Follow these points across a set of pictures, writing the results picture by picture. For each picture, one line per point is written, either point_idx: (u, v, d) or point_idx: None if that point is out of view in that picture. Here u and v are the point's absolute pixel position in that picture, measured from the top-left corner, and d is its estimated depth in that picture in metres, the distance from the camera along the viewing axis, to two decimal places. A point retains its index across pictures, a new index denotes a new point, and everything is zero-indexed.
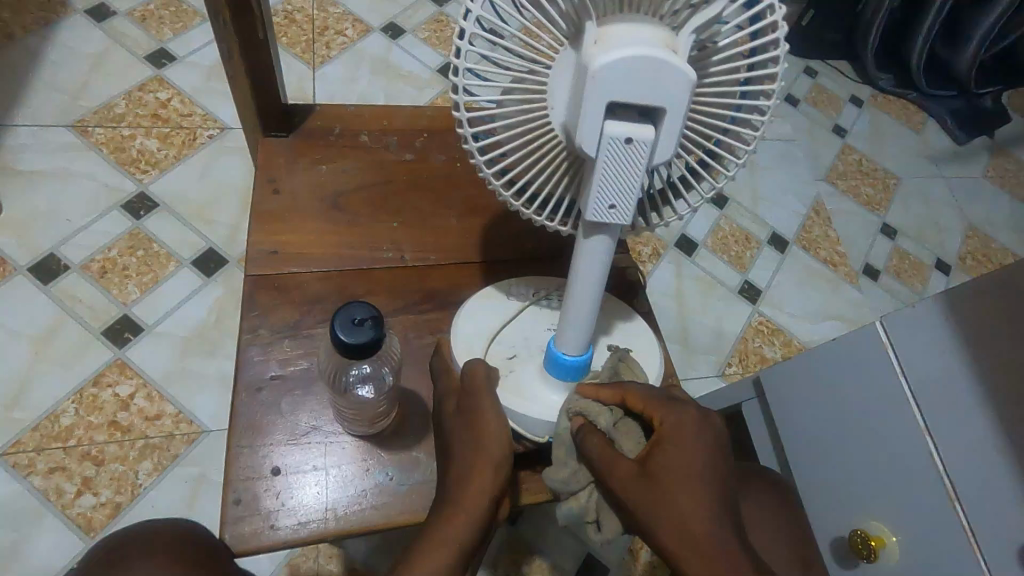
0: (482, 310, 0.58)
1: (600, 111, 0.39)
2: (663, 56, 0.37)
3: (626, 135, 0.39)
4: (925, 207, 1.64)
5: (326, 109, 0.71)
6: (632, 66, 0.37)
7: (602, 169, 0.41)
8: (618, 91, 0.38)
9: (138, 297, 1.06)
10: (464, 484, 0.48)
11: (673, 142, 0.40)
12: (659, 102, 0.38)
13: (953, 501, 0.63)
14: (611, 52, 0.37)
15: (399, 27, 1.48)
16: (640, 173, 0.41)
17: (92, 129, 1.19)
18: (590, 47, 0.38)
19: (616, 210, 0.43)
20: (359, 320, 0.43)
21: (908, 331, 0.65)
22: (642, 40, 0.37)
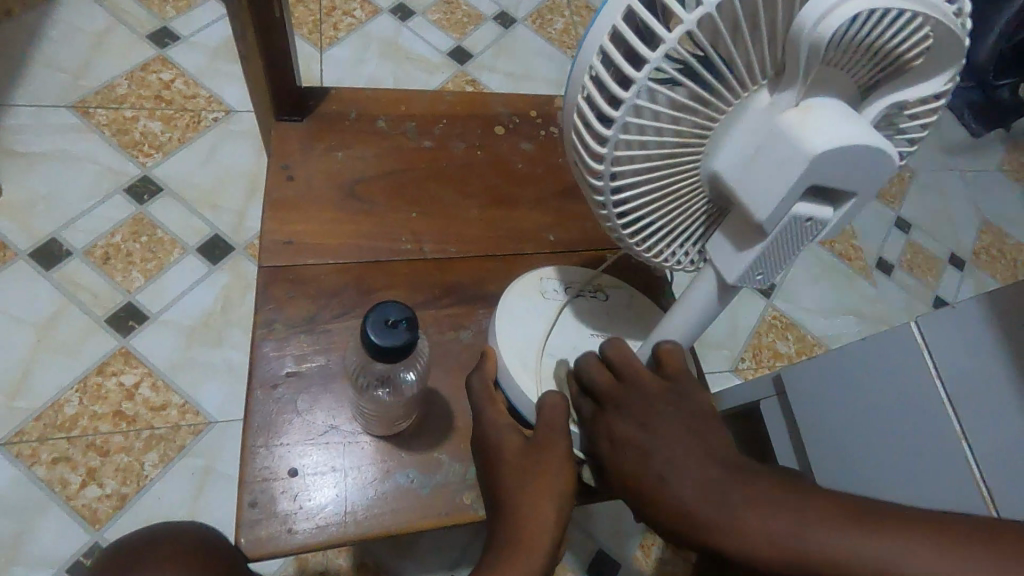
0: (531, 314, 0.57)
1: (799, 194, 0.38)
2: (877, 143, 0.36)
3: (809, 215, 0.40)
4: (941, 200, 1.62)
5: (341, 93, 0.68)
6: (849, 153, 0.36)
7: (769, 239, 0.41)
8: (820, 176, 0.37)
9: (142, 284, 1.04)
10: (523, 522, 0.44)
11: (837, 218, 0.42)
12: (851, 187, 0.39)
13: (989, 508, 0.59)
14: (828, 133, 0.35)
15: (409, 9, 1.44)
16: (801, 241, 0.43)
17: (94, 110, 1.16)
18: (794, 119, 0.36)
19: (762, 276, 0.45)
20: (393, 322, 0.41)
21: (946, 334, 0.62)
22: (848, 118, 0.36)
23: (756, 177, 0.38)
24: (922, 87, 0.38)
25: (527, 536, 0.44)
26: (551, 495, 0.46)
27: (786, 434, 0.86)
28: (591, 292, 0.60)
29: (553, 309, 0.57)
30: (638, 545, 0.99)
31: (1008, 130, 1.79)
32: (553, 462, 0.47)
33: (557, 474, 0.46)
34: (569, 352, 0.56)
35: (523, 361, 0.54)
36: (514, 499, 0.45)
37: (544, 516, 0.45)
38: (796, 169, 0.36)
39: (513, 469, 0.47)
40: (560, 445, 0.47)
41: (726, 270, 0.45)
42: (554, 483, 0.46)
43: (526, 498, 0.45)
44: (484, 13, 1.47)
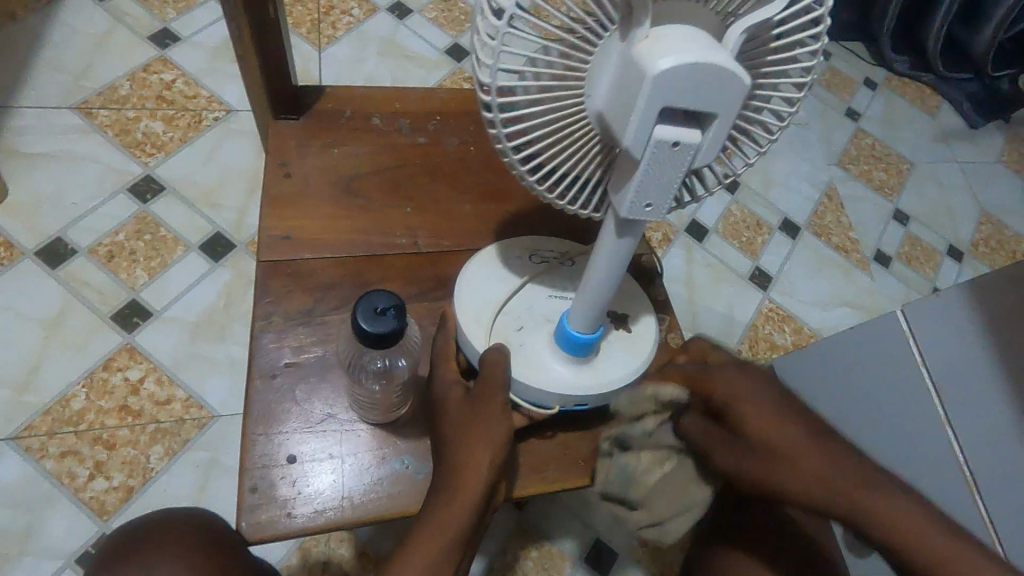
0: (491, 275, 0.58)
1: (652, 113, 0.37)
2: (721, 58, 0.36)
3: (675, 138, 0.39)
4: (939, 192, 1.62)
5: (336, 91, 0.69)
6: (691, 71, 0.36)
7: (644, 166, 0.40)
8: (670, 97, 0.37)
9: (146, 281, 1.06)
10: (459, 473, 0.49)
11: (714, 148, 0.40)
12: (711, 106, 0.38)
13: (972, 491, 0.60)
14: (668, 54, 0.36)
15: (406, 7, 1.45)
16: (680, 173, 0.41)
17: (97, 111, 1.17)
18: (642, 46, 0.37)
19: (652, 208, 0.43)
20: (381, 309, 0.42)
21: (932, 325, 0.62)
22: (699, 43, 0.37)
23: (623, 105, 0.39)
24: (771, 6, 0.38)
25: (461, 484, 0.48)
26: (487, 447, 0.49)
27: None
28: (556, 258, 0.61)
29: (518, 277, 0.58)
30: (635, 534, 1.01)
31: (1007, 121, 1.79)
32: (491, 419, 0.50)
33: (494, 428, 0.50)
34: (523, 315, 0.57)
35: (472, 313, 0.56)
36: (458, 451, 0.49)
37: (480, 467, 0.49)
38: (643, 89, 0.36)
39: (456, 425, 0.51)
40: (497, 401, 0.51)
41: (618, 207, 0.44)
42: (491, 436, 0.50)
43: (465, 452, 0.49)
44: None
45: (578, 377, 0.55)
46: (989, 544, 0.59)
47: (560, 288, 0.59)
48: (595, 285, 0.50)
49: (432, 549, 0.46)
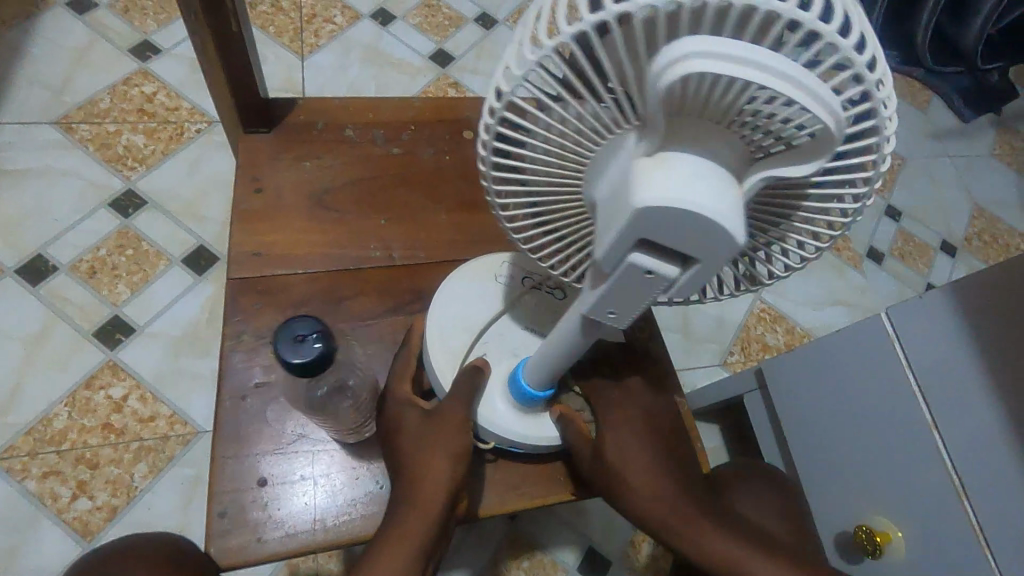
0: (469, 299, 0.56)
1: (628, 243, 0.34)
2: (720, 216, 0.31)
3: (650, 268, 0.35)
4: (931, 187, 1.61)
5: (308, 103, 0.68)
6: (677, 219, 0.31)
7: (610, 280, 0.37)
8: (650, 234, 0.33)
9: (128, 297, 1.04)
10: (419, 483, 0.47)
11: (695, 286, 0.36)
12: (694, 255, 0.33)
13: (961, 500, 0.59)
14: (658, 189, 0.31)
15: (389, 13, 1.44)
16: (653, 295, 0.38)
17: (77, 126, 1.16)
18: (640, 168, 0.32)
19: (616, 314, 0.41)
20: (302, 336, 0.42)
21: (916, 327, 0.61)
22: (706, 183, 0.31)
23: (607, 217, 0.35)
24: (805, 166, 0.31)
25: (420, 495, 0.47)
26: (447, 457, 0.48)
27: (768, 428, 0.86)
28: (541, 283, 0.57)
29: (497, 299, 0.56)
30: (628, 541, 1.00)
31: (998, 114, 1.79)
32: (451, 427, 0.49)
33: (455, 438, 0.49)
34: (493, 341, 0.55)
35: (441, 329, 0.54)
36: (416, 461, 0.48)
37: (440, 476, 0.48)
38: (622, 215, 0.33)
39: (416, 435, 0.50)
40: (458, 409, 0.50)
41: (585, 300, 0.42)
42: (450, 446, 0.49)
43: (425, 463, 0.48)
44: (465, 15, 1.47)
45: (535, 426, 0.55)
46: (977, 548, 0.58)
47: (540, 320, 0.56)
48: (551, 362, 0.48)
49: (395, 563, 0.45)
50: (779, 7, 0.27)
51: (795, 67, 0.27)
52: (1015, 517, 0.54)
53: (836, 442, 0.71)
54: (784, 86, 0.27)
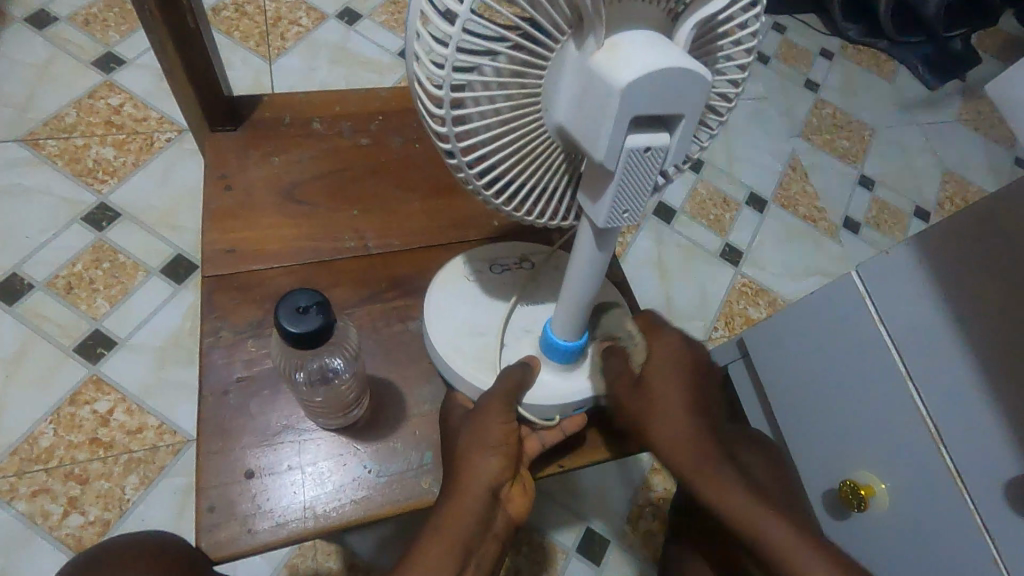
0: (455, 295, 0.57)
1: (624, 125, 0.36)
2: (679, 61, 0.34)
3: (647, 143, 0.37)
4: (901, 155, 1.64)
5: (274, 99, 0.68)
6: (654, 78, 0.34)
7: (620, 177, 0.39)
8: (639, 106, 0.35)
9: (108, 310, 1.04)
10: (459, 479, 0.48)
11: (685, 143, 0.39)
12: (676, 108, 0.36)
13: (938, 446, 0.60)
14: (631, 65, 0.34)
15: (355, 12, 1.44)
16: (654, 177, 0.40)
17: (44, 142, 1.15)
18: (600, 59, 0.35)
19: (628, 213, 0.43)
20: (303, 307, 0.41)
21: (885, 281, 0.62)
22: (656, 46, 0.35)
23: (588, 117, 0.37)
24: (717, 3, 0.37)
25: (459, 487, 0.48)
26: (487, 453, 0.49)
27: (753, 395, 0.87)
28: (515, 262, 0.60)
29: (472, 285, 0.58)
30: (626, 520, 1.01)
31: (962, 80, 1.82)
32: (489, 425, 0.50)
33: (491, 436, 0.50)
34: (493, 326, 0.56)
35: (452, 343, 0.55)
36: (459, 452, 0.50)
37: (478, 473, 0.48)
38: (613, 104, 0.35)
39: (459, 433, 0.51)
40: (496, 407, 0.50)
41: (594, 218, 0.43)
42: (486, 443, 0.49)
43: (465, 460, 0.49)
44: None
45: (563, 385, 0.55)
46: (957, 493, 0.59)
47: (526, 294, 0.59)
48: (576, 296, 0.51)
49: (434, 557, 0.46)
50: None
51: None
52: (989, 458, 0.56)
53: (817, 402, 0.72)
54: None
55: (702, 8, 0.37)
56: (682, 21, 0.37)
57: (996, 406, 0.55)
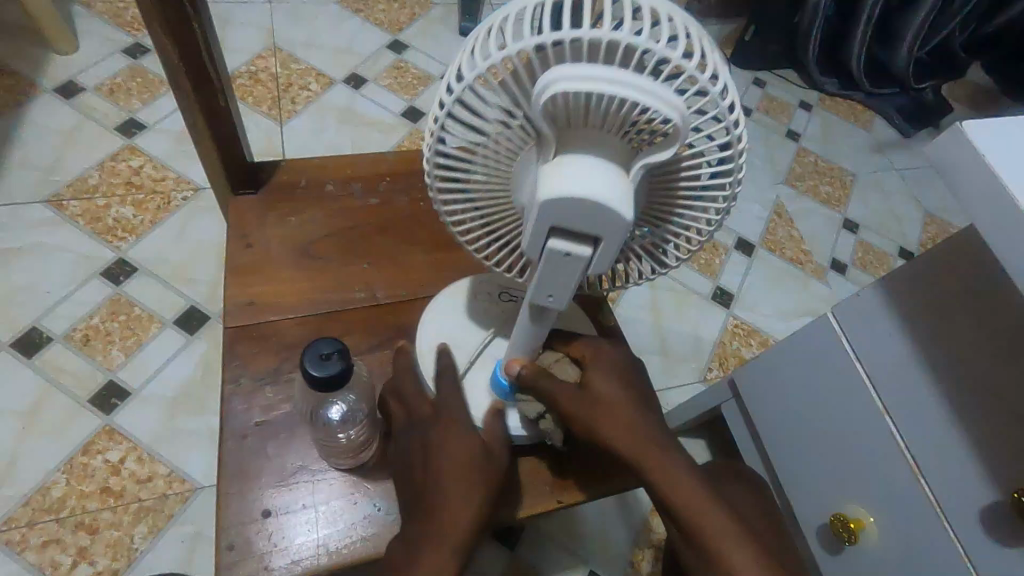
0: (453, 310, 0.62)
1: (542, 229, 0.41)
2: (601, 194, 0.38)
3: (566, 250, 0.42)
4: (882, 199, 1.72)
5: (291, 164, 0.74)
6: (571, 203, 0.38)
7: (541, 269, 0.44)
8: (557, 220, 0.40)
9: (122, 361, 1.07)
10: (450, 481, 0.50)
11: (608, 263, 0.42)
12: (595, 231, 0.40)
13: (917, 476, 0.63)
14: (558, 184, 0.38)
15: (361, 76, 1.54)
16: (577, 279, 0.44)
17: (68, 202, 1.22)
18: (549, 169, 0.40)
19: (554, 300, 0.47)
20: (326, 354, 0.45)
21: (859, 324, 0.66)
22: (593, 173, 0.38)
23: (528, 204, 0.42)
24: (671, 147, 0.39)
25: (454, 488, 0.49)
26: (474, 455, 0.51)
27: (746, 433, 0.90)
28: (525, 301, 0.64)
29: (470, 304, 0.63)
30: (628, 562, 1.02)
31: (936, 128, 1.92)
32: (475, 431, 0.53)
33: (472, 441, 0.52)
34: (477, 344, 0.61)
35: (432, 346, 0.60)
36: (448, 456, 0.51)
37: (468, 474, 0.50)
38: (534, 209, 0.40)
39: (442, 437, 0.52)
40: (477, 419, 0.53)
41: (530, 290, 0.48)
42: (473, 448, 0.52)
43: (452, 462, 0.51)
44: (432, 74, 1.58)
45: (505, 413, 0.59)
46: (938, 522, 0.61)
47: None
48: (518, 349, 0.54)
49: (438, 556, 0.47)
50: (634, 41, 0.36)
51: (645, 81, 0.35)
52: (963, 487, 0.58)
53: (806, 438, 0.76)
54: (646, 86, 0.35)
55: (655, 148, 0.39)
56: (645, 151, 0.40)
57: (965, 437, 0.58)
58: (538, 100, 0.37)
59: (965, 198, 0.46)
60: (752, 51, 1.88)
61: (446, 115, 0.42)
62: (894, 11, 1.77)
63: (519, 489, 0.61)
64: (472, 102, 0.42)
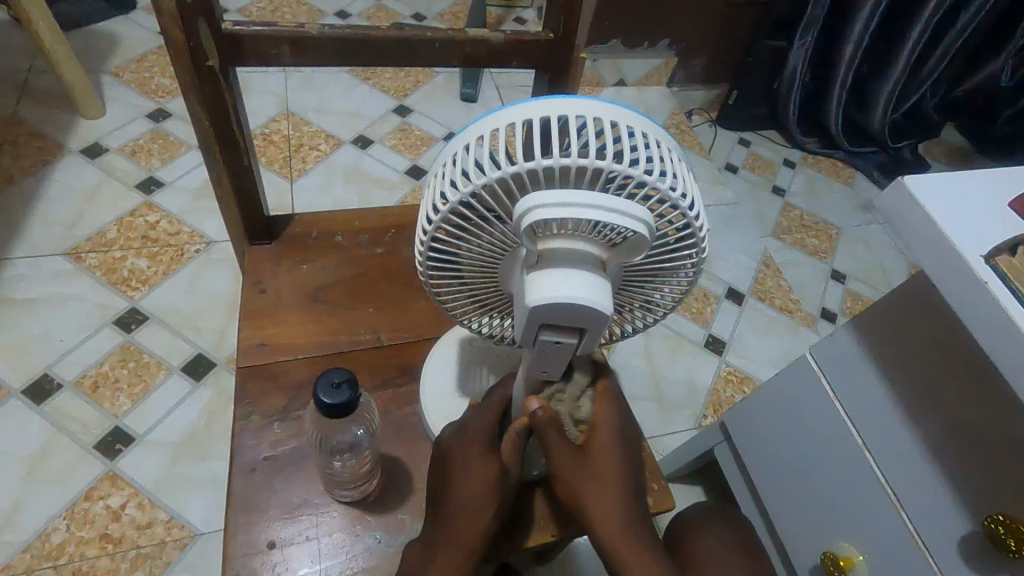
0: (448, 363, 0.67)
1: (532, 326, 0.45)
2: (582, 298, 0.42)
3: (556, 339, 0.46)
4: (866, 251, 1.79)
5: (304, 217, 0.80)
6: (557, 306, 0.43)
7: (535, 356, 0.48)
8: (546, 319, 0.44)
9: (129, 407, 1.10)
10: (464, 502, 0.54)
11: (594, 344, 0.47)
12: (579, 324, 0.44)
13: (898, 509, 0.65)
14: (542, 294, 0.43)
15: (368, 138, 1.64)
16: (566, 358, 0.48)
17: (86, 255, 1.28)
18: (535, 274, 0.44)
19: (547, 373, 0.51)
20: (337, 383, 0.49)
21: (834, 364, 0.70)
22: (574, 279, 0.43)
23: (519, 300, 0.47)
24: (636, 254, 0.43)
25: (464, 509, 0.54)
26: (485, 476, 0.55)
27: (739, 475, 0.92)
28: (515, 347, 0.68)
29: (464, 355, 0.67)
30: None
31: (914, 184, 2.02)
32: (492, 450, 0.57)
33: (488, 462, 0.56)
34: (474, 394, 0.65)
35: (433, 399, 0.64)
36: (461, 472, 0.55)
37: (479, 494, 0.54)
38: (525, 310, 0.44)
39: (463, 457, 0.56)
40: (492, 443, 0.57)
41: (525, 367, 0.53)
42: (488, 470, 0.55)
43: (467, 480, 0.55)
44: (435, 135, 1.68)
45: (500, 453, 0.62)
46: (922, 556, 0.63)
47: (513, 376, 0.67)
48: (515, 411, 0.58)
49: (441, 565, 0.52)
50: (599, 164, 0.40)
51: (616, 203, 0.39)
52: (942, 520, 0.60)
53: (794, 477, 0.78)
54: (613, 211, 0.39)
55: (627, 249, 0.43)
56: (618, 250, 0.44)
57: (940, 471, 0.60)
58: (519, 227, 0.41)
59: (914, 243, 0.51)
60: (735, 113, 2.00)
61: (436, 225, 0.47)
62: (868, 77, 1.89)
63: (519, 521, 0.62)
64: (461, 214, 0.46)
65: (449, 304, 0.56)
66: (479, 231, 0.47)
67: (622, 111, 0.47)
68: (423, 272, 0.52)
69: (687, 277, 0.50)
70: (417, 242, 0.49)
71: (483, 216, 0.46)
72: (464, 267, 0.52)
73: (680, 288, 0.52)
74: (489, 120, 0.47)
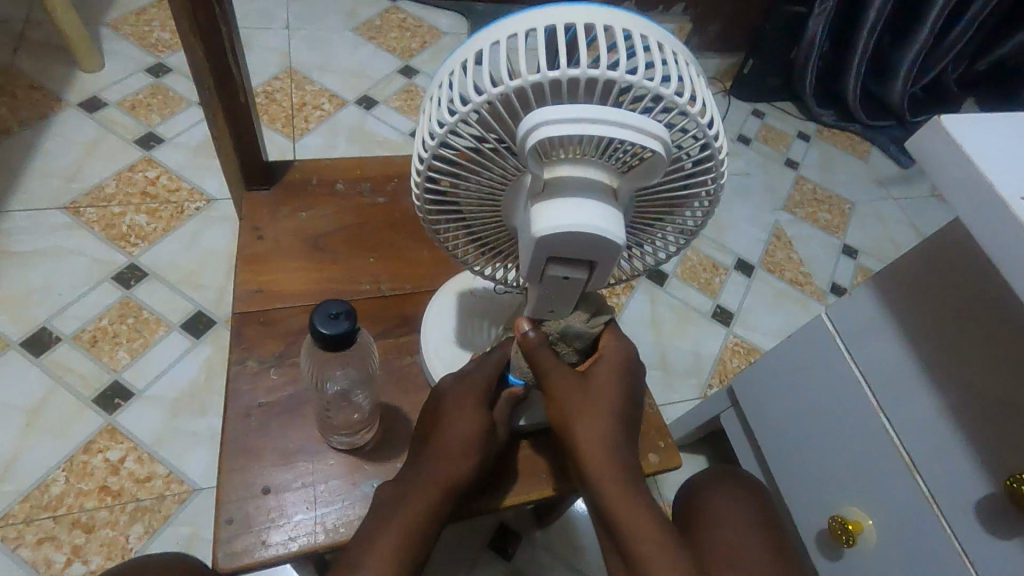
0: (447, 309, 0.65)
1: (539, 260, 0.44)
2: (591, 227, 0.40)
3: (565, 274, 0.44)
4: (880, 226, 1.75)
5: (304, 163, 0.77)
6: (564, 238, 0.41)
7: (542, 290, 0.47)
8: (555, 250, 0.42)
9: (128, 362, 1.09)
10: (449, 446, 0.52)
11: (604, 278, 0.45)
12: (590, 256, 0.43)
13: (913, 471, 0.63)
14: (548, 224, 0.41)
15: (372, 98, 1.60)
16: (575, 293, 0.47)
17: (85, 210, 1.26)
18: (541, 203, 0.42)
19: (553, 311, 0.50)
20: (335, 314, 0.47)
21: (851, 325, 0.67)
22: (581, 207, 0.41)
23: (525, 232, 0.44)
24: (650, 176, 0.40)
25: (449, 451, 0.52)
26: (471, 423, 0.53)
27: (745, 441, 0.90)
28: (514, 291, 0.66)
29: (465, 302, 0.65)
30: None
31: None
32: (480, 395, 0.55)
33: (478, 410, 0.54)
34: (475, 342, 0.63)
35: (433, 346, 0.62)
36: (446, 416, 0.54)
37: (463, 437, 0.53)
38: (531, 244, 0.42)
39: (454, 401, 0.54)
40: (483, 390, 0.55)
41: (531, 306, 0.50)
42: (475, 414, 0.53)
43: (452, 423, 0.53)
44: None
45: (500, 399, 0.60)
46: (936, 520, 0.61)
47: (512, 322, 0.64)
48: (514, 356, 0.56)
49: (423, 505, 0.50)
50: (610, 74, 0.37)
51: (625, 117, 0.36)
52: (958, 482, 0.58)
53: (803, 440, 0.76)
54: (622, 125, 0.36)
55: (640, 173, 0.41)
56: (631, 174, 0.41)
57: (959, 432, 0.58)
58: (523, 148, 0.38)
59: (948, 188, 0.48)
60: (751, 82, 1.94)
61: (434, 153, 0.44)
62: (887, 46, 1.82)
63: (513, 472, 0.60)
64: (458, 139, 0.43)
65: (450, 244, 0.53)
66: (479, 156, 0.44)
67: (629, 19, 0.43)
68: (420, 202, 0.49)
69: (706, 202, 0.47)
70: (415, 170, 0.46)
71: (485, 142, 0.43)
72: (464, 198, 0.48)
73: (697, 214, 0.49)
74: (491, 31, 0.43)
